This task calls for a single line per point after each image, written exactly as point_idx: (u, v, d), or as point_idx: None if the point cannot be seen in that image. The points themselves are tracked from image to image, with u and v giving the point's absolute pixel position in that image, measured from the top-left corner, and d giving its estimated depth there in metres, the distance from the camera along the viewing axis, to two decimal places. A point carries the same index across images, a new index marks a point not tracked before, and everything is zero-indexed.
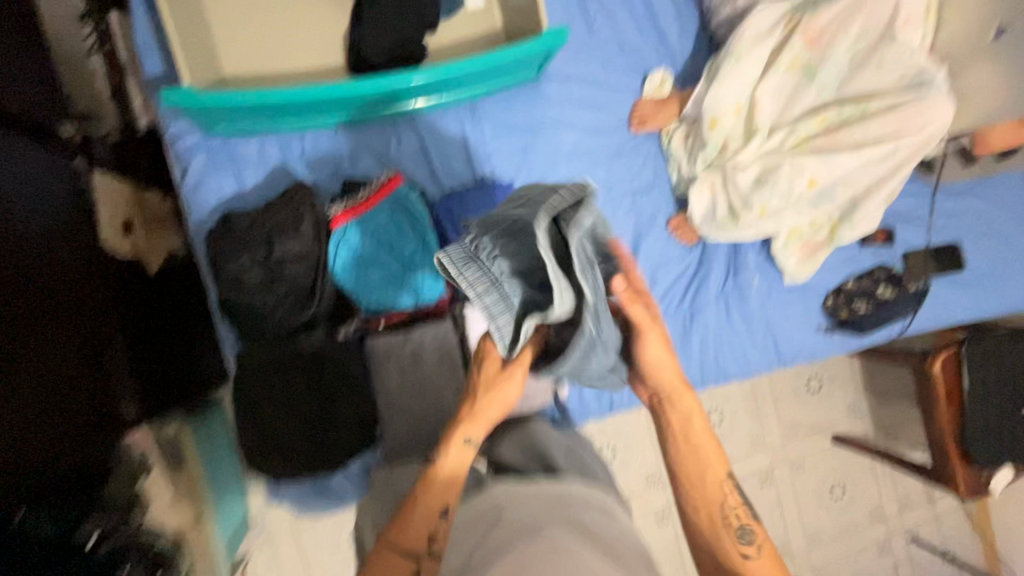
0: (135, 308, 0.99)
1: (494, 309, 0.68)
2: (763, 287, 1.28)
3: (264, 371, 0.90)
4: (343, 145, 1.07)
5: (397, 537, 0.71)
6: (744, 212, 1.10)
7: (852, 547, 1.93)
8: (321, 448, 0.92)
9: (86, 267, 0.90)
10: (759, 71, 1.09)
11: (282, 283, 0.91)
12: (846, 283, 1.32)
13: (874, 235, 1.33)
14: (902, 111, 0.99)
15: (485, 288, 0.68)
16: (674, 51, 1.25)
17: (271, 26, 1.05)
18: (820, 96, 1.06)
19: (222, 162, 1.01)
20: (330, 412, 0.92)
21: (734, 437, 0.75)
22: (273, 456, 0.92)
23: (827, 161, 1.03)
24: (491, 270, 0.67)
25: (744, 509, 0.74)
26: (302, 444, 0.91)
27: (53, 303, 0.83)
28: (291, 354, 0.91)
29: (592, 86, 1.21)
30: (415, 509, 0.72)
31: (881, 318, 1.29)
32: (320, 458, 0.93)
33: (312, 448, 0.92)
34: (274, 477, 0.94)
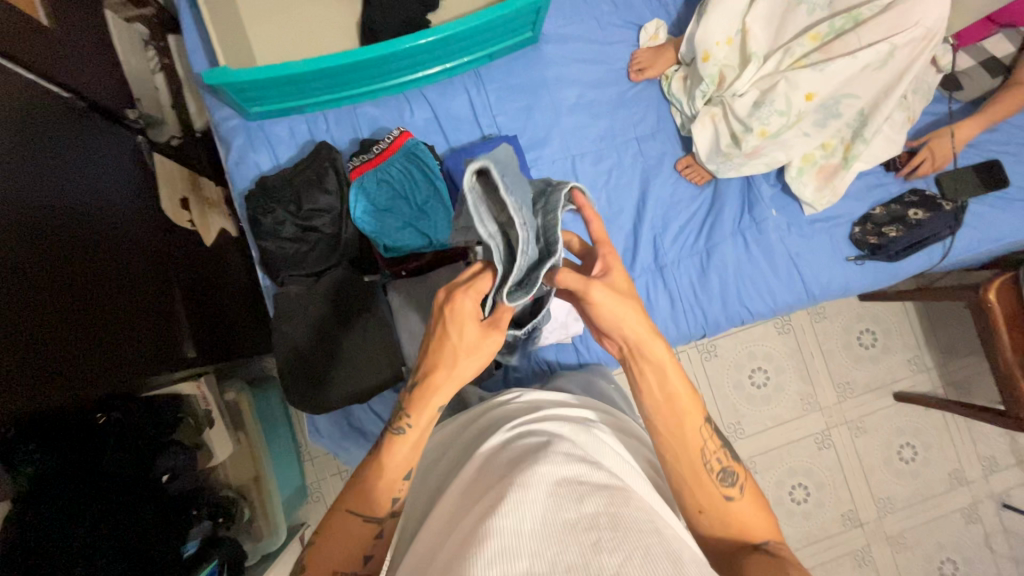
0: (192, 272, 1.14)
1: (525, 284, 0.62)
2: (780, 221, 1.26)
3: (296, 309, 1.01)
4: (362, 118, 1.19)
5: (353, 503, 0.68)
6: (746, 136, 1.11)
7: (931, 513, 1.78)
8: (350, 377, 0.99)
9: (154, 233, 1.05)
10: (747, 0, 1.11)
11: (310, 230, 1.03)
12: (873, 211, 1.27)
13: (899, 158, 1.29)
14: (896, 10, 1.00)
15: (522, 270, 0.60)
16: (667, 2, 1.29)
17: (294, 22, 1.19)
18: (811, 14, 1.08)
19: (260, 141, 1.15)
20: (356, 343, 1.00)
21: (722, 473, 0.68)
22: (308, 387, 1.00)
23: (825, 71, 1.04)
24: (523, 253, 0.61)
25: (723, 453, 0.69)
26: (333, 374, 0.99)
27: (132, 257, 0.98)
28: (318, 291, 1.01)
29: (588, 42, 1.27)
30: (381, 482, 0.68)
31: (914, 241, 1.22)
32: (351, 386, 1.00)
33: (342, 377, 0.99)
34: (312, 410, 1.02)
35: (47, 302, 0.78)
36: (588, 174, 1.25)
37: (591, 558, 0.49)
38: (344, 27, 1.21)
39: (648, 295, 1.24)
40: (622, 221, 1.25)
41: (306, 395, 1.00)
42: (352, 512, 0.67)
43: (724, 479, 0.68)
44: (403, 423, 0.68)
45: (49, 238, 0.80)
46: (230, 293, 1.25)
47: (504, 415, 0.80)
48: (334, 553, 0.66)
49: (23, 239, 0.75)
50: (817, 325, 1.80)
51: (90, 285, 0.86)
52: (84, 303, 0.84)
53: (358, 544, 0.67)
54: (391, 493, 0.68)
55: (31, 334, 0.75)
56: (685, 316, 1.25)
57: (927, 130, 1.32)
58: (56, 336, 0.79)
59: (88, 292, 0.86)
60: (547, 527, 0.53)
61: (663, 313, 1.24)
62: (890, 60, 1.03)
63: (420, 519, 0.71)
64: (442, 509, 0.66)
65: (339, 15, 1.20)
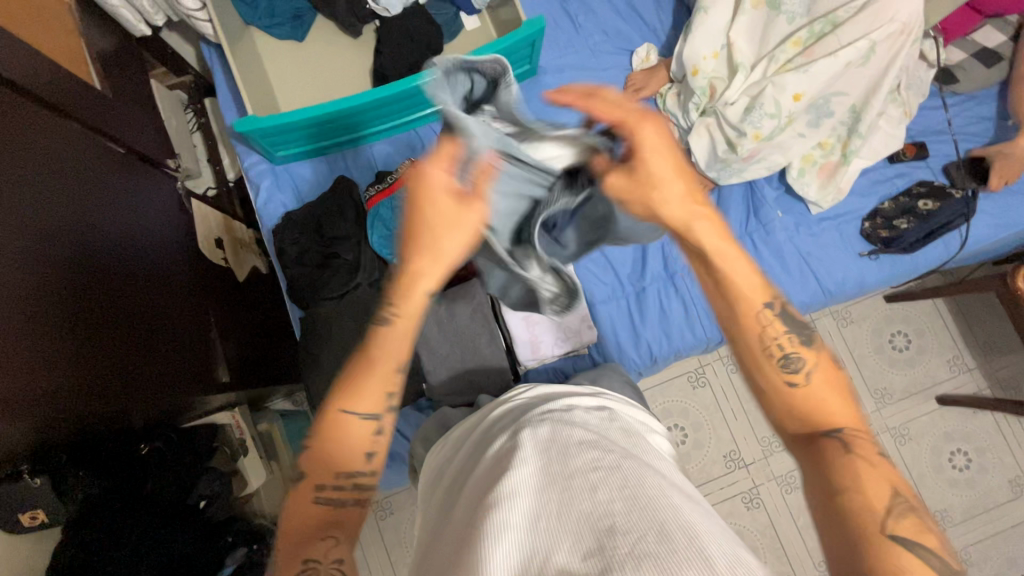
0: (227, 301, 1.23)
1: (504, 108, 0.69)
2: (787, 221, 1.28)
3: (320, 329, 1.06)
4: (378, 155, 1.29)
5: (345, 404, 0.65)
6: (741, 140, 1.15)
7: (996, 525, 1.65)
8: None
9: (191, 264, 1.15)
10: (728, 17, 1.18)
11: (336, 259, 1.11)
12: (881, 205, 1.27)
13: (902, 151, 1.29)
14: (870, 9, 1.06)
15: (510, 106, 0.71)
16: (656, 28, 1.37)
17: (315, 75, 1.32)
18: (791, 23, 1.14)
19: (287, 183, 1.26)
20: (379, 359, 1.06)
21: (783, 357, 0.61)
22: (333, 402, 1.05)
23: (809, 72, 1.09)
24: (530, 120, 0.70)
25: (789, 338, 0.62)
26: None
27: (175, 285, 1.07)
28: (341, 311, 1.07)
29: (584, 69, 1.35)
30: (369, 389, 0.65)
31: (927, 232, 1.21)
32: None
33: None
34: None
35: (92, 327, 0.85)
36: None
37: (604, 542, 0.45)
38: (359, 76, 1.33)
39: (660, 302, 1.25)
40: None
41: (331, 410, 1.04)
42: (349, 413, 0.64)
43: (786, 365, 0.61)
44: (387, 314, 0.65)
45: (103, 262, 0.90)
46: (261, 321, 1.33)
47: (513, 408, 0.74)
48: (335, 462, 0.65)
49: (73, 267, 0.84)
50: (845, 330, 1.76)
51: (130, 311, 0.94)
52: (129, 326, 0.93)
53: (355, 450, 0.66)
54: (381, 393, 0.66)
55: (81, 354, 0.83)
56: (700, 320, 1.26)
57: (929, 124, 1.33)
58: (104, 353, 0.87)
59: (132, 318, 0.94)
60: (560, 520, 0.49)
61: (678, 318, 1.25)
62: (872, 55, 1.08)
63: (432, 526, 0.65)
64: (454, 509, 0.60)
65: (354, 67, 1.33)
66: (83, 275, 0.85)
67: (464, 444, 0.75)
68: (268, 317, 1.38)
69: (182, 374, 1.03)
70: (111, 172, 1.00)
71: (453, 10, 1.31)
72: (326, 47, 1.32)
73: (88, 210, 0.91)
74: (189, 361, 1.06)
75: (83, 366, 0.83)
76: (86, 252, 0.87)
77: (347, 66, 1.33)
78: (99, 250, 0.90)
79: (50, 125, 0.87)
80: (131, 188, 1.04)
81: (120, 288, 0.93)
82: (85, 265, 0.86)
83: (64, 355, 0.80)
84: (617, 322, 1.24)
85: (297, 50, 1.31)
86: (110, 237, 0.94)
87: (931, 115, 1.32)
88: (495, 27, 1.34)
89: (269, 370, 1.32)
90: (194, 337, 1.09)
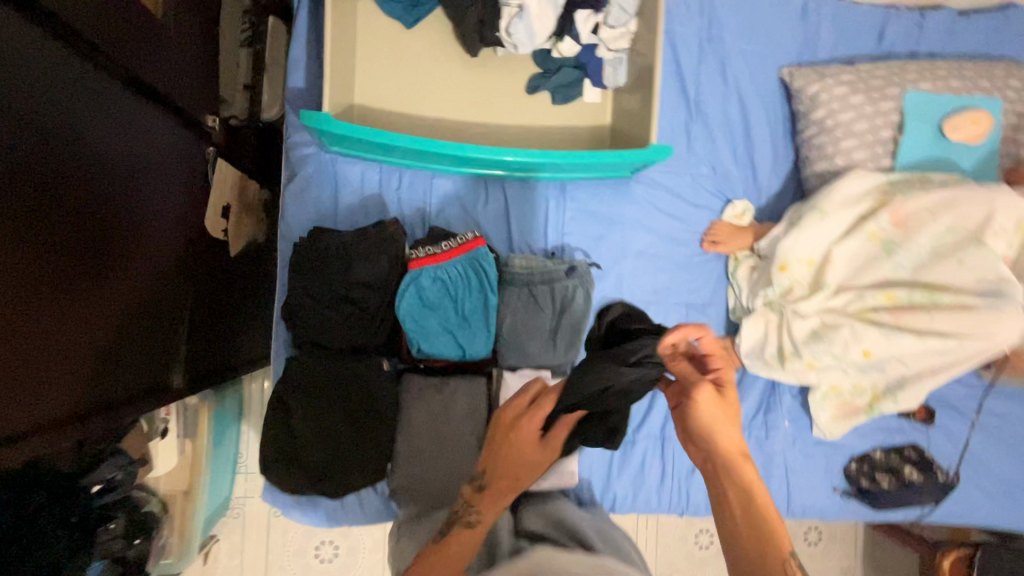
0: (208, 284, 1.04)
1: (511, 285, 1.08)
2: (788, 433, 1.28)
3: (310, 384, 0.94)
4: (438, 190, 1.16)
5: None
6: (793, 359, 1.11)
7: None
8: (341, 455, 0.94)
9: (184, 245, 0.96)
10: (837, 235, 1.12)
11: (354, 315, 0.97)
12: (873, 451, 1.30)
13: (914, 410, 1.31)
14: (975, 313, 0.99)
15: (508, 291, 1.08)
16: (761, 185, 1.29)
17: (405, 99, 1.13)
18: (893, 273, 1.07)
19: (324, 178, 1.09)
20: (356, 433, 0.95)
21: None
22: (290, 457, 0.93)
23: (889, 339, 1.04)
24: (510, 288, 1.08)
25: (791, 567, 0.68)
26: (319, 452, 0.93)
27: (168, 268, 0.92)
28: (329, 383, 0.95)
29: (676, 197, 1.26)
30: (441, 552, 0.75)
31: (899, 499, 1.26)
32: (342, 464, 0.94)
33: (329, 457, 0.93)
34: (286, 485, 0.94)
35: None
36: None
37: None
38: (456, 107, 1.15)
39: (644, 459, 1.22)
40: None
41: (283, 467, 0.93)
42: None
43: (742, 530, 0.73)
44: (468, 519, 0.78)
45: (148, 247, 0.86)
46: (225, 301, 1.10)
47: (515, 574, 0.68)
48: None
49: (98, 236, 0.75)
50: None
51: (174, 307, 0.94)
52: (124, 301, 0.81)
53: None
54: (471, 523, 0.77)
55: (95, 311, 0.75)
56: (670, 492, 1.23)
57: (950, 399, 1.32)
58: (106, 328, 0.77)
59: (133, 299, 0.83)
60: None
61: (652, 482, 1.22)
62: (953, 353, 1.02)
63: None
64: None
65: (445, 126, 1.15)
66: (58, 200, 0.67)
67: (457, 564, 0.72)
68: (228, 293, 1.12)
69: (137, 381, 0.85)
70: (127, 127, 0.79)
71: (580, 76, 1.17)
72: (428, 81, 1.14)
73: (65, 146, 0.68)
74: (149, 358, 0.87)
75: (114, 356, 0.80)
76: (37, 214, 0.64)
77: (446, 108, 1.15)
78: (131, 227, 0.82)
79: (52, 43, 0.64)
80: (145, 101, 0.83)
81: (164, 254, 0.90)
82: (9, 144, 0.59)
83: (123, 321, 0.81)
84: (598, 462, 1.20)
85: (405, 60, 1.13)
86: (110, 192, 0.77)
87: (947, 388, 1.32)
88: (611, 108, 1.22)
89: (223, 363, 1.09)
90: (159, 330, 0.90)
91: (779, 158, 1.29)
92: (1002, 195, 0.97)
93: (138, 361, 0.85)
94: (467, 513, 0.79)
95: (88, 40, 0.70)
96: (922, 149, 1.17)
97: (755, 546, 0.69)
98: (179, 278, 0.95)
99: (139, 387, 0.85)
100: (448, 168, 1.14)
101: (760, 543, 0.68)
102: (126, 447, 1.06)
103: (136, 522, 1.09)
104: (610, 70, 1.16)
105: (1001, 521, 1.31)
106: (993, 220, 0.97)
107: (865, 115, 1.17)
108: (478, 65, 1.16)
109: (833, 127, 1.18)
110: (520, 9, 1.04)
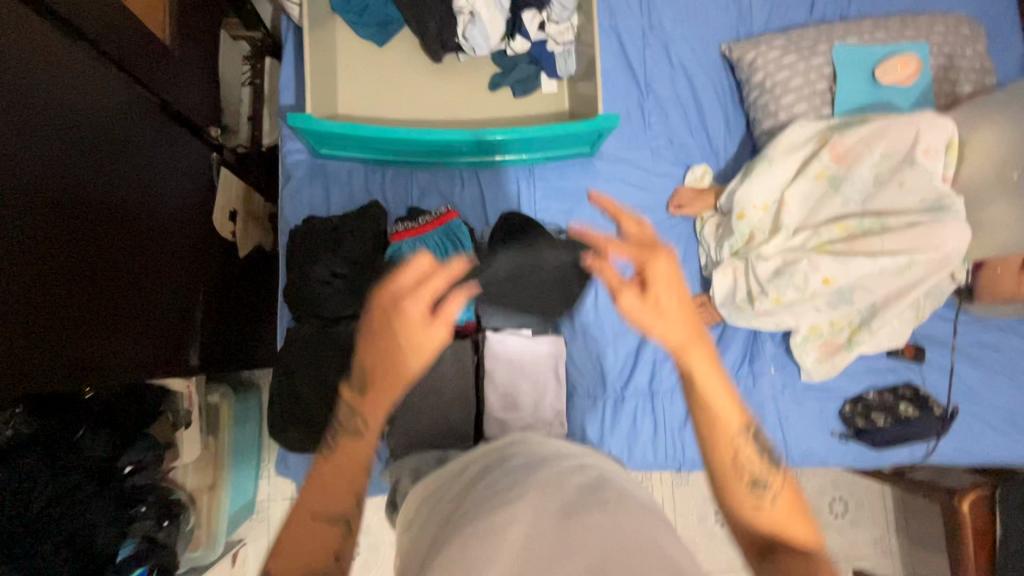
0: (219, 277, 1.16)
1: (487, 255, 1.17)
2: (776, 381, 1.31)
3: (308, 350, 1.04)
4: (418, 181, 1.29)
5: (318, 508, 0.64)
6: (761, 298, 1.17)
7: None
8: (339, 413, 1.04)
9: (197, 237, 1.09)
10: (788, 179, 1.19)
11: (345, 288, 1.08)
12: (866, 393, 1.31)
13: (902, 348, 1.32)
14: (919, 227, 1.07)
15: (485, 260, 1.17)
16: (717, 150, 1.38)
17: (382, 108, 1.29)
18: (843, 206, 1.14)
19: (316, 178, 1.24)
20: (351, 393, 1.04)
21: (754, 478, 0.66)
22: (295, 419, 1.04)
23: (845, 264, 1.10)
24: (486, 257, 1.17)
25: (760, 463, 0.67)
26: (321, 411, 1.03)
27: (185, 255, 1.04)
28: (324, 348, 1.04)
29: (638, 169, 1.36)
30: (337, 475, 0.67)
31: (898, 436, 1.26)
32: (341, 422, 1.04)
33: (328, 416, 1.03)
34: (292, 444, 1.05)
35: (38, 263, 0.71)
36: (608, 283, 1.30)
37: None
38: (427, 110, 1.30)
39: (635, 414, 1.26)
40: (627, 337, 1.29)
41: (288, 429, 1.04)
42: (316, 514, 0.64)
43: (757, 483, 0.66)
44: (356, 425, 0.67)
45: (166, 232, 0.99)
46: (235, 295, 1.22)
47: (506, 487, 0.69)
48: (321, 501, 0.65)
49: (124, 216, 0.88)
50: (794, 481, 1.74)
51: (189, 287, 1.05)
52: (146, 275, 0.93)
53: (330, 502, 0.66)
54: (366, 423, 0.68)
55: (122, 280, 0.86)
56: (665, 445, 1.27)
57: (934, 335, 1.34)
58: (130, 297, 0.88)
59: (154, 274, 0.94)
60: None
61: (645, 437, 1.26)
62: (907, 271, 1.09)
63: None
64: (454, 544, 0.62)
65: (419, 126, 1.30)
66: (89, 178, 0.80)
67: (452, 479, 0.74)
68: (237, 288, 1.24)
69: (157, 350, 0.95)
70: (141, 124, 0.93)
71: (535, 70, 1.31)
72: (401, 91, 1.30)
73: (94, 134, 0.82)
74: (168, 331, 0.98)
75: (139, 324, 0.91)
76: (68, 186, 0.77)
77: (419, 111, 1.30)
78: (150, 210, 0.94)
79: (73, 47, 0.78)
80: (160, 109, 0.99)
81: (182, 242, 1.03)
82: (39, 122, 0.72)
83: (149, 292, 0.93)
84: (590, 420, 1.24)
85: (380, 74, 1.30)
86: (133, 178, 0.90)
87: (929, 325, 1.35)
88: (568, 96, 1.35)
89: (232, 351, 1.19)
90: (177, 309, 1.01)
91: (731, 124, 1.39)
92: (923, 118, 1.08)
93: (158, 332, 0.96)
94: (353, 418, 0.67)
95: (112, 53, 0.86)
96: (857, 96, 1.25)
97: (721, 444, 0.66)
98: (195, 265, 1.07)
99: (158, 356, 0.96)
100: (426, 161, 1.28)
101: (721, 450, 0.66)
102: (155, 433, 1.16)
103: (165, 507, 1.17)
104: (560, 62, 1.29)
105: (1008, 452, 1.30)
106: (920, 140, 1.08)
107: (799, 73, 1.28)
108: (444, 72, 1.32)
109: (772, 86, 1.28)
110: (472, 15, 1.19)
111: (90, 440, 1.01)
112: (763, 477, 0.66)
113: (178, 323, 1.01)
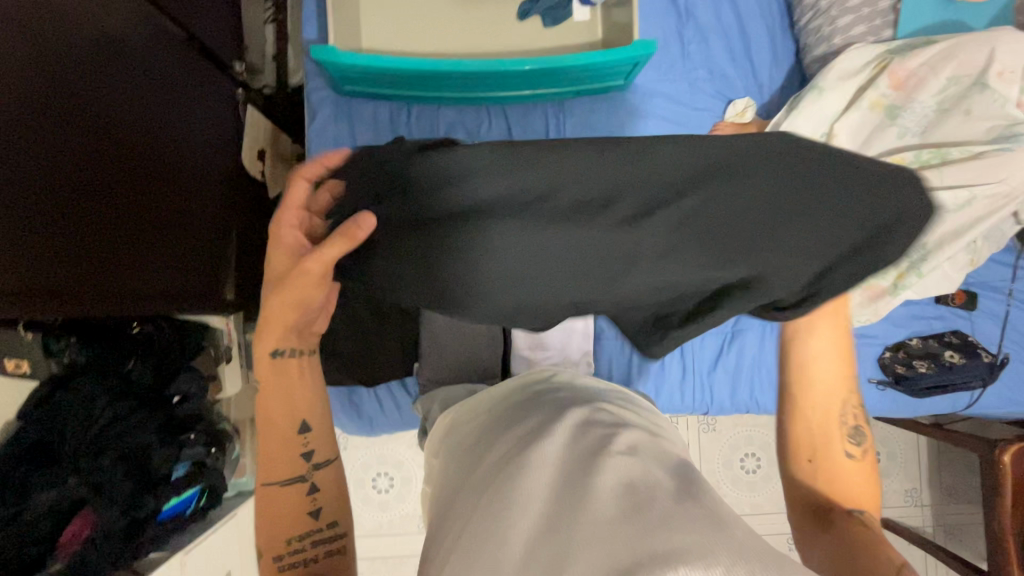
0: (250, 216, 1.19)
1: None
2: None
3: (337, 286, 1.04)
4: (444, 118, 1.25)
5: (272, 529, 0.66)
6: None
7: None
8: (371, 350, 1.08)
9: (227, 173, 1.11)
10: (841, 108, 1.11)
11: None
12: (908, 340, 1.25)
13: (951, 295, 1.25)
14: (986, 159, 0.99)
15: None
16: (761, 81, 1.29)
17: (408, 39, 1.24)
18: (901, 137, 1.07)
19: (344, 116, 1.22)
20: (380, 330, 1.07)
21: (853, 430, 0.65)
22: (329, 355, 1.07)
23: None
24: None
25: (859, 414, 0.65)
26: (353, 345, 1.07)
27: (214, 188, 1.07)
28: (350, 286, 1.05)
29: (674, 102, 1.28)
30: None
31: (941, 382, 1.21)
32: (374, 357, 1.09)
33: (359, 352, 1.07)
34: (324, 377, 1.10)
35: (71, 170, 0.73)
36: None
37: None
38: (454, 41, 1.25)
39: (664, 356, 1.25)
40: None
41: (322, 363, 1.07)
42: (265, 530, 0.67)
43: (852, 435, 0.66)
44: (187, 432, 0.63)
45: (194, 162, 1.00)
46: (264, 235, 1.25)
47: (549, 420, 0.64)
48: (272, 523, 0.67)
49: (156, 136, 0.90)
50: None
51: (221, 230, 1.09)
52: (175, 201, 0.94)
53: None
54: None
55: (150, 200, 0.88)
56: (694, 389, 1.26)
57: (991, 280, 1.26)
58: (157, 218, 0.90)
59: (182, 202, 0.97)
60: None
61: (673, 379, 1.25)
62: (967, 207, 1.02)
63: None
64: (470, 480, 0.58)
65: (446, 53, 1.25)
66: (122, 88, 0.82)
67: (482, 419, 0.73)
68: (264, 227, 1.26)
69: (186, 277, 0.98)
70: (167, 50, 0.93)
71: None
72: (427, 21, 1.24)
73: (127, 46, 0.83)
74: (198, 260, 1.01)
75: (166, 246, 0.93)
76: (108, 114, 0.80)
77: (445, 43, 1.25)
78: (184, 149, 0.97)
79: None
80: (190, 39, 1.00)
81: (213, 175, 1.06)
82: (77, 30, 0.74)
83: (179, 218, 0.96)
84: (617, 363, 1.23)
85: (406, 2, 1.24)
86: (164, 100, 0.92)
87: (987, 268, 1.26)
88: (601, 23, 1.27)
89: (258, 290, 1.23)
90: (206, 239, 1.04)
91: (779, 52, 1.30)
92: (1000, 35, 0.99)
93: (186, 261, 0.98)
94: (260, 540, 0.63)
95: None
96: (925, 13, 1.14)
97: (812, 426, 0.65)
98: (224, 199, 1.10)
99: (186, 282, 0.98)
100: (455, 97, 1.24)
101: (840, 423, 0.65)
102: (198, 365, 1.18)
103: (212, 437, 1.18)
104: None
105: None
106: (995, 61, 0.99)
107: None
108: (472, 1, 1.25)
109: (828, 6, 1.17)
110: None
111: (139, 369, 1.06)
112: (862, 429, 0.65)
113: (201, 258, 1.02)
